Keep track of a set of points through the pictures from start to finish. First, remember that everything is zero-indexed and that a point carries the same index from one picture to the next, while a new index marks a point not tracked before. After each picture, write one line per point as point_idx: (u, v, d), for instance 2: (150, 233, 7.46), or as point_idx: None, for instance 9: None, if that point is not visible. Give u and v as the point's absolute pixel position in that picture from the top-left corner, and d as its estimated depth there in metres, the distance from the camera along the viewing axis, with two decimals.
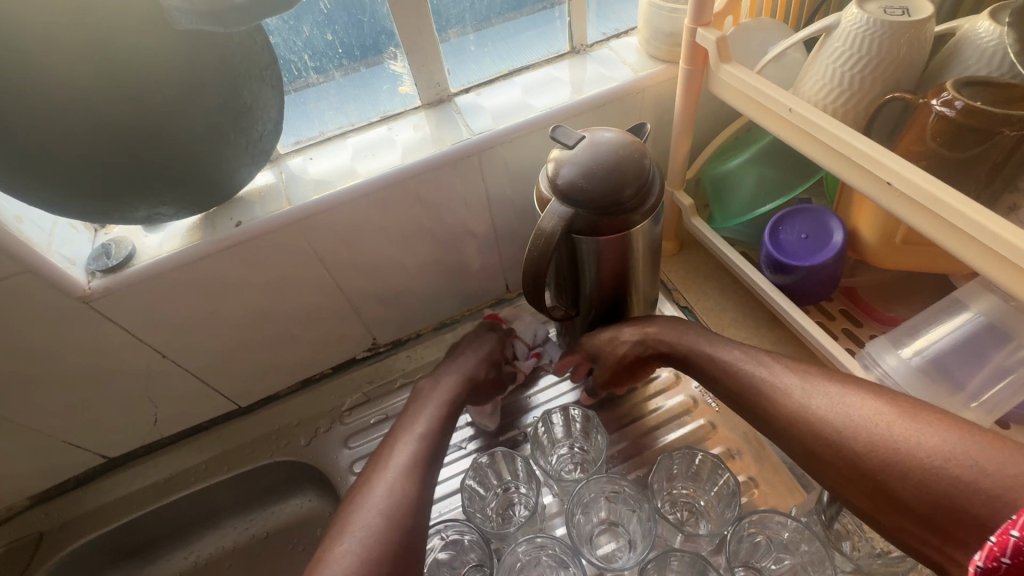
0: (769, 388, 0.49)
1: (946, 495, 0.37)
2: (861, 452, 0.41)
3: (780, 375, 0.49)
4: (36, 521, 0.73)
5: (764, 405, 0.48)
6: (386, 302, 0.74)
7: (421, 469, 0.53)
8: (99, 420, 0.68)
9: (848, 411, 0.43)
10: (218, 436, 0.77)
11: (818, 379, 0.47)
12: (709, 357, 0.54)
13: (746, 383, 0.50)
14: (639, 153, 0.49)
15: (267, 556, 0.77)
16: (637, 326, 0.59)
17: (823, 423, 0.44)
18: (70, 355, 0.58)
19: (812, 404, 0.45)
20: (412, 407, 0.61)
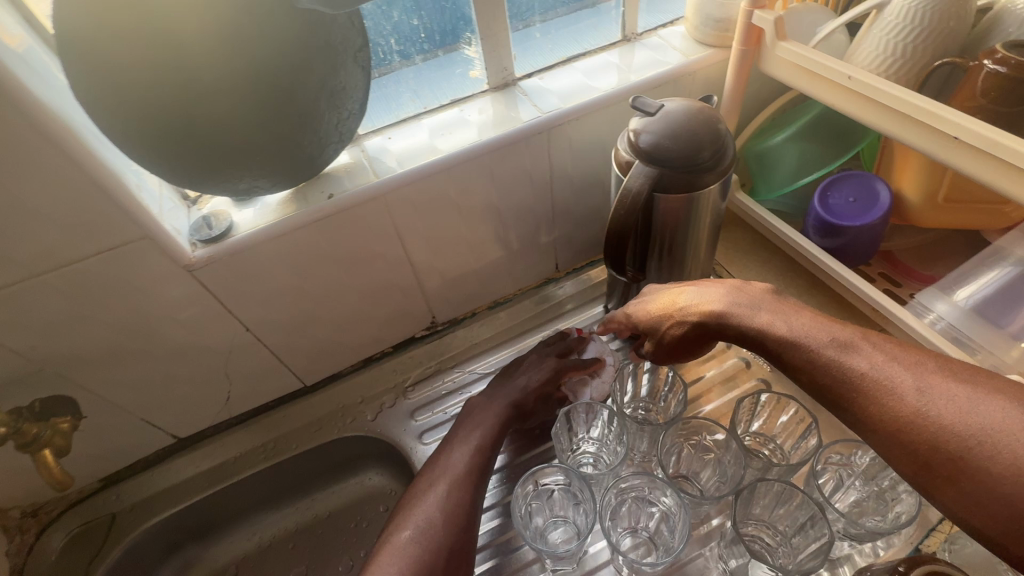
0: (873, 385, 0.40)
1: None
2: (997, 475, 0.34)
3: (890, 370, 0.40)
4: (106, 503, 0.73)
5: (864, 404, 0.40)
6: (448, 279, 0.77)
7: (468, 489, 0.57)
8: (177, 397, 0.70)
9: (981, 422, 0.35)
10: (284, 415, 0.79)
11: (938, 379, 0.38)
12: (789, 342, 0.45)
13: (838, 375, 0.41)
14: (714, 118, 0.54)
15: (331, 532, 0.79)
16: (697, 301, 0.53)
17: (947, 432, 0.36)
18: (164, 327, 0.60)
19: (929, 409, 0.37)
20: (465, 423, 0.64)
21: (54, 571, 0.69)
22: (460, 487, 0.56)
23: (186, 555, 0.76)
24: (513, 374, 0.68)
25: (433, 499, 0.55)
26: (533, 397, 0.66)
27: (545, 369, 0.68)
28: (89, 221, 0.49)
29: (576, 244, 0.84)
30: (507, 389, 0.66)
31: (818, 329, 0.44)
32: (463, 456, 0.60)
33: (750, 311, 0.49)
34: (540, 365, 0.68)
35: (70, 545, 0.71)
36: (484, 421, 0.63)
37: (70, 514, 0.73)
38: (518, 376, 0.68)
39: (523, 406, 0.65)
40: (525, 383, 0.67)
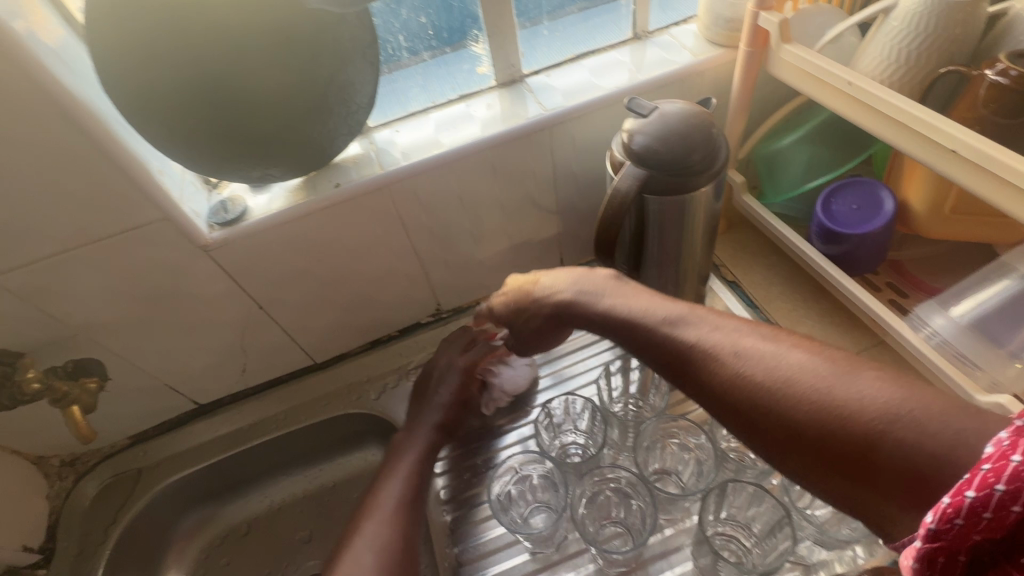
0: (701, 355, 0.45)
1: (920, 462, 0.35)
2: (798, 418, 0.40)
3: (710, 336, 0.45)
4: (134, 458, 0.81)
5: (697, 370, 0.45)
6: (452, 268, 0.80)
7: (405, 519, 0.61)
8: (198, 366, 0.75)
9: (785, 371, 0.41)
10: (295, 389, 0.84)
11: (746, 339, 0.44)
12: (632, 321, 0.50)
13: (676, 347, 0.47)
14: (708, 121, 0.54)
15: (334, 501, 0.84)
16: (565, 284, 0.58)
17: (761, 387, 0.41)
18: (183, 301, 0.65)
19: (743, 368, 0.42)
20: (393, 452, 0.68)
21: (86, 516, 0.76)
22: (399, 520, 0.61)
23: (203, 512, 0.83)
24: (430, 391, 0.72)
25: (374, 539, 0.59)
26: (454, 407, 0.71)
27: (455, 373, 0.72)
28: (116, 202, 0.53)
29: (581, 239, 0.85)
30: (432, 402, 0.71)
31: (660, 307, 0.50)
32: (399, 483, 0.64)
33: (600, 294, 0.54)
34: (456, 372, 0.72)
35: (101, 494, 0.78)
36: (413, 448, 0.67)
37: (102, 467, 0.80)
38: (443, 384, 0.72)
39: (450, 418, 0.70)
40: (437, 391, 0.71)
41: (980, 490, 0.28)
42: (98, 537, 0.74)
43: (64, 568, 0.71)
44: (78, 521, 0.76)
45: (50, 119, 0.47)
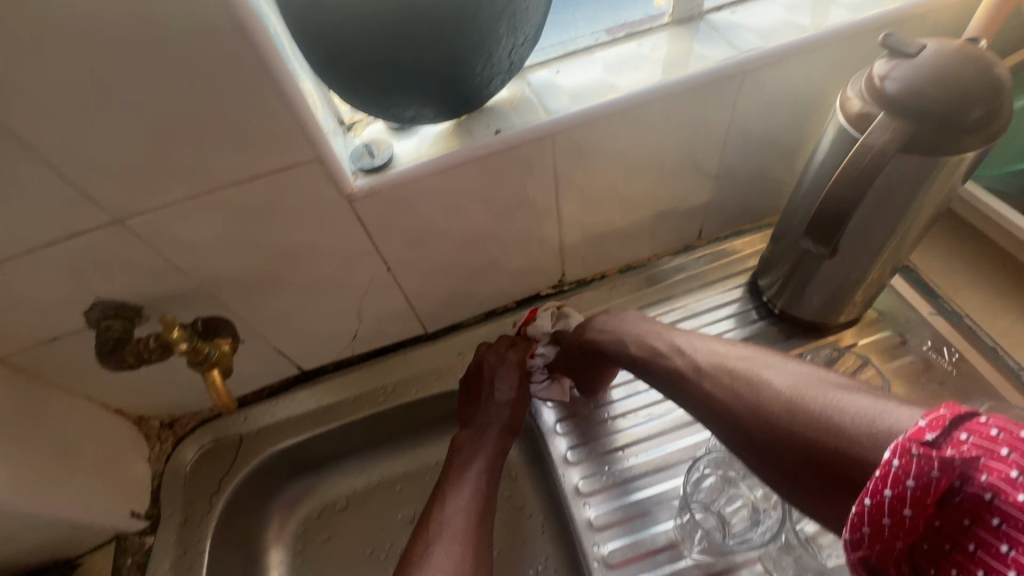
0: (681, 376, 0.51)
1: (838, 459, 0.36)
2: (760, 446, 0.41)
3: (698, 362, 0.50)
4: (235, 424, 0.75)
5: (686, 396, 0.50)
6: (589, 235, 0.71)
7: (472, 538, 0.54)
8: (311, 330, 0.69)
9: (757, 395, 0.43)
10: (404, 359, 0.77)
11: (728, 366, 0.47)
12: (629, 344, 0.58)
13: (664, 370, 0.53)
14: (992, 66, 0.43)
15: (439, 481, 0.79)
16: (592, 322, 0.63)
17: (731, 414, 0.44)
18: (314, 256, 0.58)
19: (715, 396, 0.46)
20: (455, 462, 0.62)
21: (188, 483, 0.71)
22: (469, 540, 0.54)
23: (303, 483, 0.78)
24: (487, 394, 0.66)
25: (440, 558, 0.52)
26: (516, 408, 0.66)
27: (508, 379, 0.67)
28: (267, 137, 0.45)
29: (729, 209, 0.75)
30: (491, 408, 0.65)
31: (659, 334, 0.56)
32: (466, 495, 0.58)
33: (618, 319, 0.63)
34: (509, 369, 0.67)
35: (201, 460, 0.73)
36: (475, 455, 0.62)
37: (200, 431, 0.75)
38: (497, 381, 0.66)
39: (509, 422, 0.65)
40: (495, 397, 0.66)
41: (918, 477, 0.29)
42: (203, 506, 0.69)
43: (171, 537, 0.67)
44: (180, 487, 0.71)
45: (215, 26, 0.38)
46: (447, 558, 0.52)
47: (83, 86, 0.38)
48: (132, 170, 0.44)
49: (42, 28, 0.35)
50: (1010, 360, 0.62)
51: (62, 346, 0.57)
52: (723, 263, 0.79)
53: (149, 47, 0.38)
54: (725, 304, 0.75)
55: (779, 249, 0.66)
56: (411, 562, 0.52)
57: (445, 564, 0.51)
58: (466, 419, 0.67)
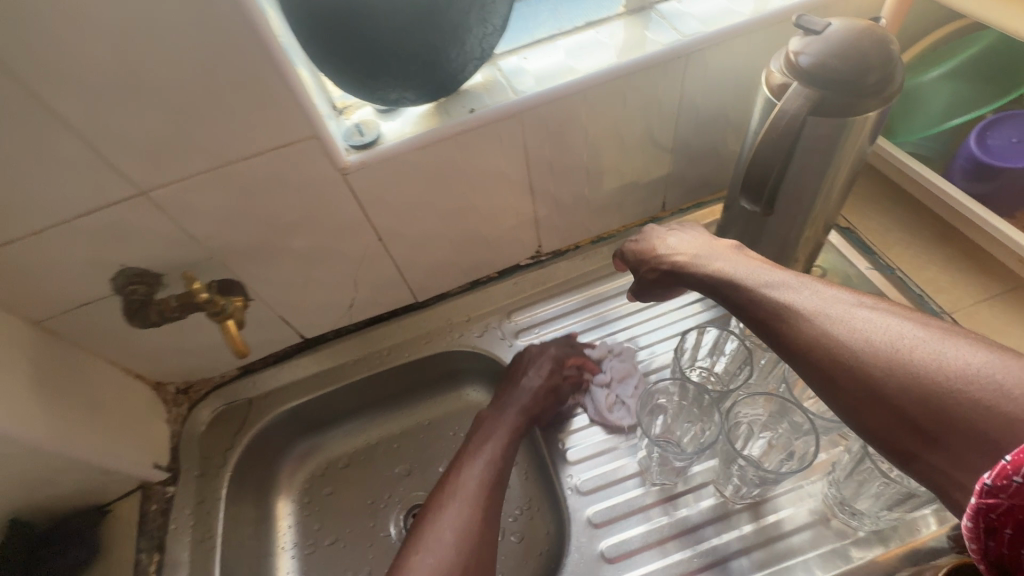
0: (791, 311, 0.46)
1: (957, 411, 0.35)
2: (875, 379, 0.40)
3: (805, 296, 0.47)
4: (244, 389, 0.82)
5: (780, 328, 0.47)
6: (561, 207, 0.79)
7: (482, 504, 0.61)
8: (312, 299, 0.76)
9: (873, 334, 0.41)
10: (396, 326, 0.84)
11: (843, 304, 0.45)
12: (731, 282, 0.54)
13: (766, 305, 0.49)
14: (886, 40, 0.51)
15: (431, 437, 0.87)
16: (673, 245, 0.65)
17: (840, 349, 0.42)
18: (313, 227, 0.66)
19: (824, 328, 0.43)
20: (478, 434, 0.69)
21: (204, 441, 0.78)
22: (485, 507, 0.61)
23: (308, 442, 0.85)
24: (517, 378, 0.72)
25: (453, 514, 0.59)
26: (543, 399, 0.70)
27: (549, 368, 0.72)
28: (270, 116, 0.53)
29: (688, 182, 0.83)
30: (522, 396, 0.70)
31: (769, 274, 0.52)
32: (480, 469, 0.64)
33: (716, 260, 0.58)
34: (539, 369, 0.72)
35: (214, 420, 0.80)
36: (495, 432, 0.68)
37: (213, 395, 0.82)
38: (524, 378, 0.72)
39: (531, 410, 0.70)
40: (527, 382, 0.71)
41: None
42: (218, 459, 0.76)
43: (191, 486, 0.74)
44: (196, 444, 0.78)
45: (228, 20, 0.45)
46: (460, 518, 0.59)
47: (118, 73, 0.46)
48: (154, 147, 0.51)
49: (83, 25, 0.42)
50: (932, 304, 0.69)
51: (92, 310, 0.64)
52: None
53: (172, 40, 0.45)
54: None
55: (728, 213, 0.74)
56: (424, 518, 0.60)
57: (460, 515, 0.59)
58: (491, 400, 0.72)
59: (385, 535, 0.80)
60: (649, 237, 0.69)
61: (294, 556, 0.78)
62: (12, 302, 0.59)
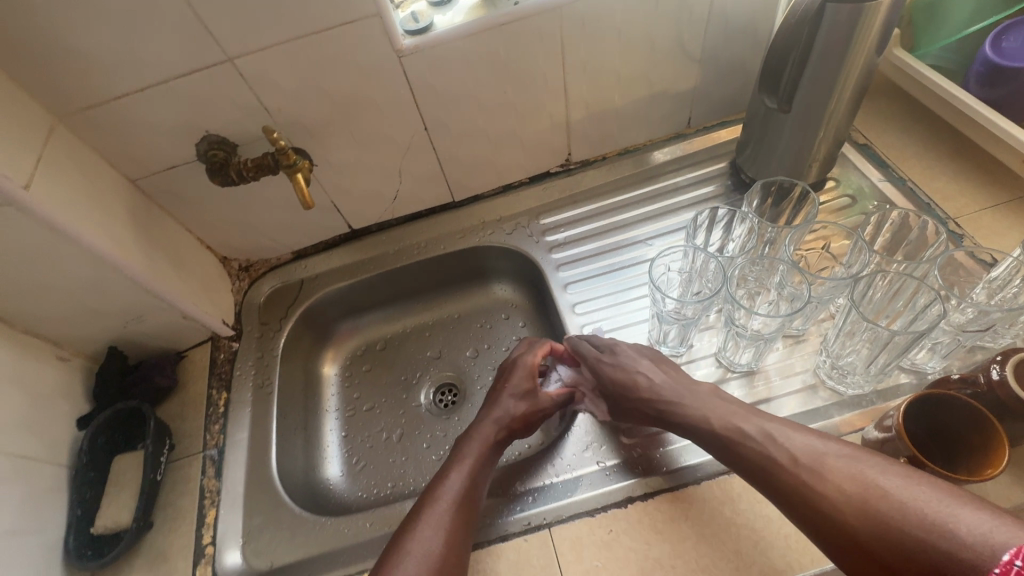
0: (768, 462, 0.51)
1: (928, 553, 0.41)
2: (857, 530, 0.45)
3: (784, 444, 0.52)
4: (297, 270, 0.92)
5: (766, 481, 0.51)
6: (591, 113, 0.85)
7: (454, 520, 0.56)
8: (361, 186, 0.85)
9: (839, 496, 0.47)
10: (435, 223, 0.93)
11: (827, 459, 0.49)
12: (692, 417, 0.58)
13: (747, 455, 0.53)
14: None
15: (460, 327, 0.96)
16: (623, 354, 0.67)
17: (822, 503, 0.47)
18: (368, 110, 0.74)
19: (805, 478, 0.49)
20: (458, 445, 0.64)
21: (262, 311, 0.89)
22: (459, 524, 0.56)
23: (351, 323, 0.95)
24: (499, 394, 0.69)
25: (428, 535, 0.54)
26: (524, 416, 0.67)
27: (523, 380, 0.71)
28: None
29: (715, 97, 0.88)
30: (496, 408, 0.68)
31: (731, 417, 0.56)
32: (461, 478, 0.60)
33: (669, 389, 0.62)
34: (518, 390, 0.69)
35: (272, 293, 0.90)
36: (475, 444, 0.64)
37: (271, 273, 0.92)
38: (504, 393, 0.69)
39: (514, 425, 0.67)
40: (502, 402, 0.68)
41: None
42: (275, 325, 0.87)
43: (252, 344, 0.85)
44: (256, 312, 0.88)
45: None
46: (436, 536, 0.54)
47: None
48: (242, 13, 0.60)
49: None
50: (938, 210, 0.73)
51: (177, 174, 0.73)
52: (707, 146, 0.91)
53: None
54: (705, 179, 0.89)
55: (749, 121, 0.79)
56: (396, 541, 0.54)
57: (433, 537, 0.54)
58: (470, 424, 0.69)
59: (416, 404, 0.90)
60: (621, 359, 0.66)
61: (337, 417, 0.89)
62: (115, 157, 0.69)
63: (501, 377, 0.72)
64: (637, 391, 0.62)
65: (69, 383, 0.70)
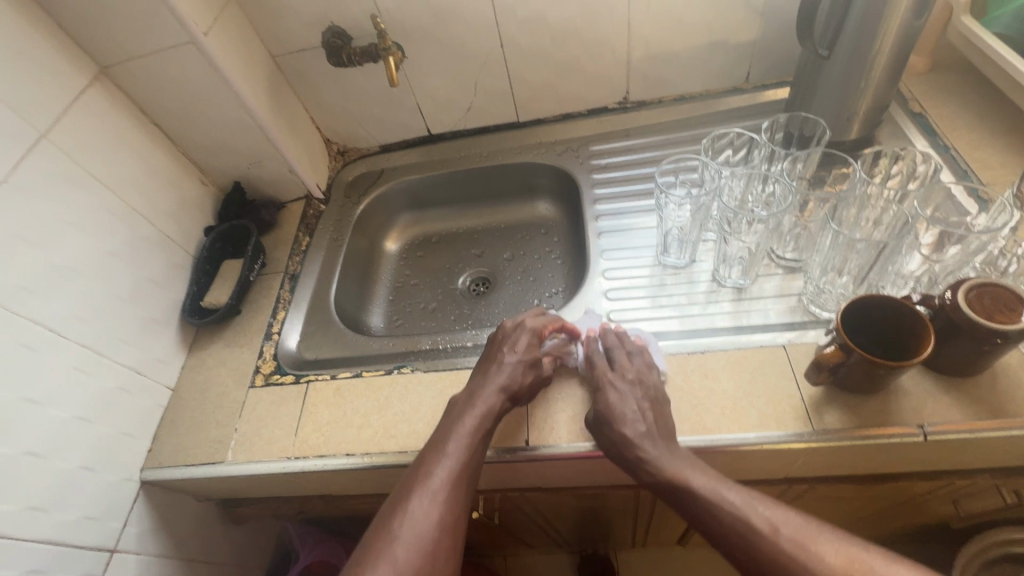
0: (746, 525, 0.51)
1: None
2: None
3: (759, 505, 0.52)
4: (381, 162, 1.11)
5: (735, 541, 0.51)
6: (651, 52, 0.93)
7: (448, 507, 0.56)
8: (443, 94, 1.01)
9: (823, 570, 0.47)
10: (499, 138, 1.07)
11: (806, 526, 0.50)
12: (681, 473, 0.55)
13: (723, 515, 0.52)
14: None
15: (503, 234, 1.09)
16: (639, 375, 0.64)
17: (801, 570, 0.48)
18: (456, 22, 0.89)
19: (785, 536, 0.50)
20: (450, 416, 0.63)
21: (348, 187, 1.08)
22: (450, 511, 0.56)
23: (414, 215, 1.12)
24: (496, 360, 0.67)
25: (424, 517, 0.55)
26: (520, 388, 0.65)
27: (528, 357, 0.67)
28: None
29: (776, 55, 0.93)
30: (498, 375, 0.65)
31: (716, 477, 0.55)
32: (455, 462, 0.59)
33: (665, 432, 0.59)
34: (522, 361, 0.67)
35: (358, 176, 1.10)
36: (467, 425, 0.61)
37: (360, 160, 1.12)
38: (503, 365, 0.66)
39: (507, 398, 0.64)
40: (507, 376, 0.65)
41: None
42: (355, 200, 1.06)
43: (335, 209, 1.04)
44: (343, 188, 1.08)
45: None
46: (429, 519, 0.55)
47: None
48: None
49: None
50: (974, 176, 0.74)
51: (305, 56, 0.93)
52: (759, 103, 0.96)
53: None
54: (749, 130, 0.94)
55: (796, 77, 0.83)
56: (387, 518, 0.56)
57: (427, 522, 0.55)
58: (468, 386, 0.67)
59: (453, 287, 1.05)
60: (625, 390, 0.62)
61: (388, 285, 1.06)
62: (264, 36, 0.90)
63: (507, 350, 0.68)
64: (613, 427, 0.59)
65: (203, 201, 0.93)
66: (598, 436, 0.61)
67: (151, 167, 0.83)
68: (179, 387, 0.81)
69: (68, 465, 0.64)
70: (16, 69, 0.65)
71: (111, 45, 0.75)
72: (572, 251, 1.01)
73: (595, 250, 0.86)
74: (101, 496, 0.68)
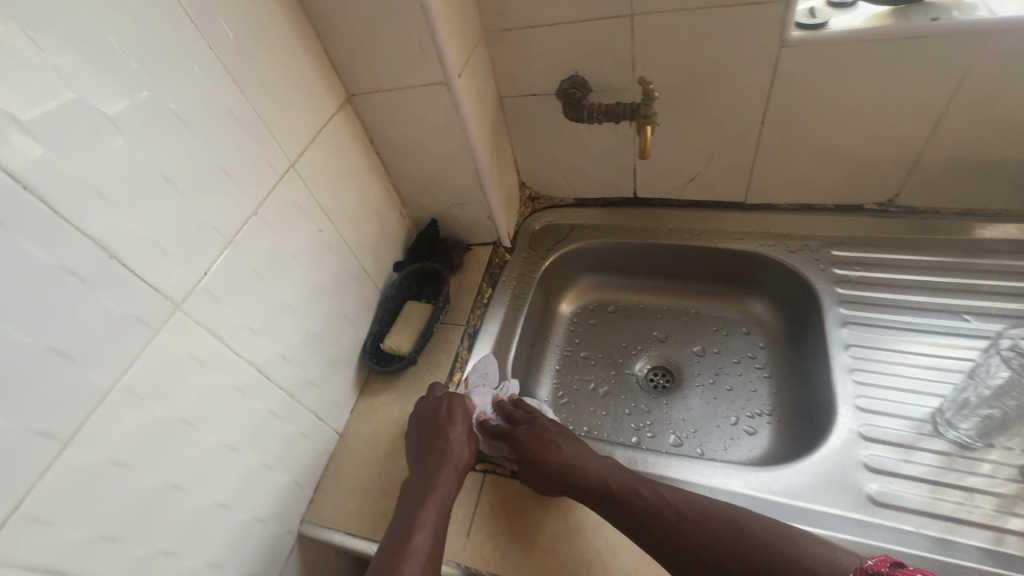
0: (665, 508, 0.58)
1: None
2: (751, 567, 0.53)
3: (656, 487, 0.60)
4: (572, 216, 1.01)
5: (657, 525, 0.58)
6: (950, 157, 0.75)
7: None
8: (668, 160, 0.89)
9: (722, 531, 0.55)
10: (718, 216, 0.93)
11: (692, 500, 0.59)
12: (602, 470, 0.63)
13: (643, 499, 0.59)
14: None
15: (694, 323, 0.96)
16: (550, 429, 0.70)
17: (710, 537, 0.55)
18: (718, 90, 0.77)
19: (686, 513, 0.57)
20: (409, 498, 0.63)
21: (533, 238, 1.00)
22: None
23: (594, 279, 1.02)
24: (440, 435, 0.68)
25: None
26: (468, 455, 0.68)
27: (464, 421, 0.70)
28: None
29: None
30: (449, 446, 0.67)
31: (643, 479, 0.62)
32: (427, 539, 0.59)
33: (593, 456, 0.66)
34: (464, 432, 0.69)
35: (545, 227, 1.01)
36: (433, 501, 0.62)
37: (550, 210, 1.03)
38: (449, 438, 0.67)
39: (459, 470, 0.66)
40: (456, 449, 0.67)
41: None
42: (540, 254, 0.97)
43: (519, 261, 0.96)
44: (528, 238, 1.00)
45: None
46: None
47: None
48: None
49: None
50: None
51: (534, 101, 0.86)
52: None
53: None
54: None
55: None
56: None
57: None
58: (418, 466, 0.66)
59: (629, 373, 0.93)
60: (543, 430, 0.69)
61: (556, 352, 0.97)
62: (500, 75, 0.84)
63: (445, 420, 0.70)
64: (546, 459, 0.65)
65: (398, 235, 0.90)
66: (534, 477, 0.66)
67: (365, 198, 0.80)
68: (347, 435, 0.76)
69: (247, 516, 0.60)
70: (285, 97, 0.62)
71: (364, 75, 0.71)
72: (785, 368, 0.86)
73: (844, 395, 0.70)
74: (265, 551, 0.63)
